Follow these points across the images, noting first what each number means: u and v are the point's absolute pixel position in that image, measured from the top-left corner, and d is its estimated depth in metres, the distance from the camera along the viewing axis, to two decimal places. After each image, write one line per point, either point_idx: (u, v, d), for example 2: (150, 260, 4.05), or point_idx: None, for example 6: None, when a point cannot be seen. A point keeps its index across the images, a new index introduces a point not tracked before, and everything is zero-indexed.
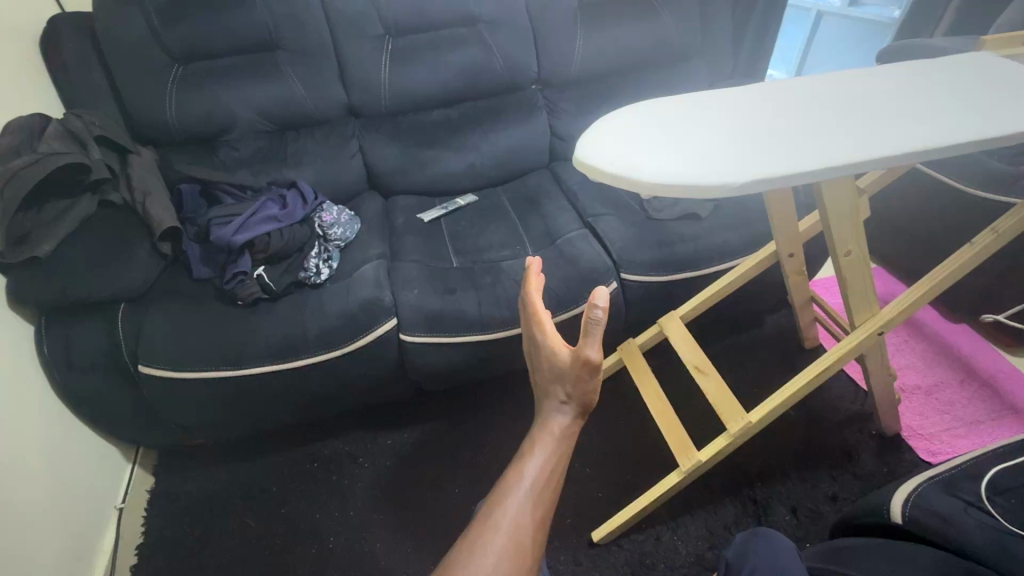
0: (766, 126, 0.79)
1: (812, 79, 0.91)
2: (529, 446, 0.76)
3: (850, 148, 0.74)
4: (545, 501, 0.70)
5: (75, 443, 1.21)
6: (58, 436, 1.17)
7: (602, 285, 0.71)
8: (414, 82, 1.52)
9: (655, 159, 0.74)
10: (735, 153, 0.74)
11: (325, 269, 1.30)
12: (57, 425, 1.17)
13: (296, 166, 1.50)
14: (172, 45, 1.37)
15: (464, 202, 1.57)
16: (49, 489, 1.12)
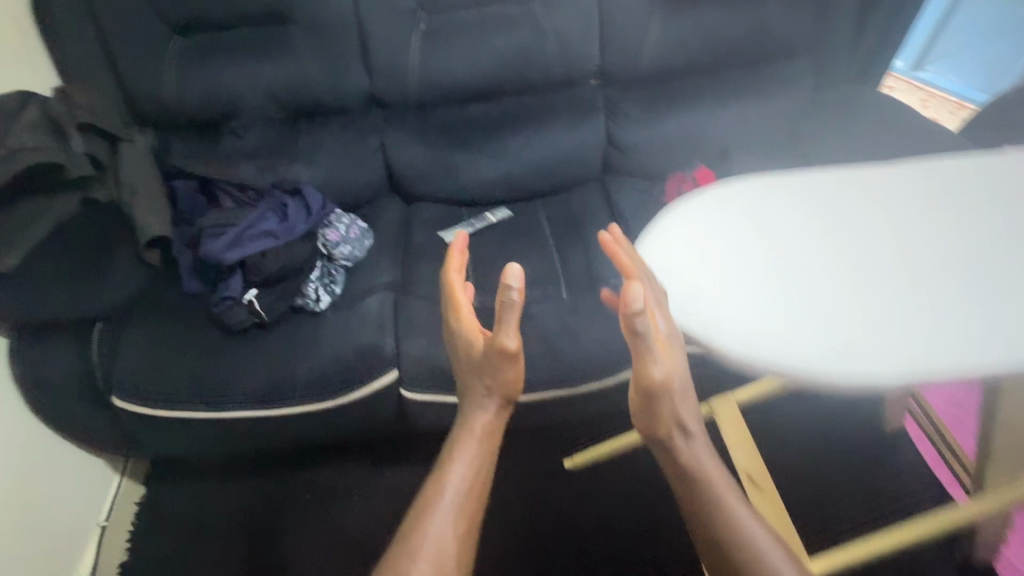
0: (876, 280, 0.68)
1: (925, 170, 0.77)
2: (452, 448, 0.85)
3: (981, 338, 0.62)
4: (471, 507, 0.81)
5: (55, 459, 1.15)
6: (33, 455, 1.10)
7: (514, 263, 0.72)
8: (448, 72, 1.27)
9: (728, 314, 0.67)
10: (826, 321, 0.65)
11: (325, 297, 1.12)
12: (31, 443, 1.10)
13: (307, 163, 1.30)
14: (171, 13, 1.17)
15: (496, 219, 1.35)
16: (20, 512, 1.06)
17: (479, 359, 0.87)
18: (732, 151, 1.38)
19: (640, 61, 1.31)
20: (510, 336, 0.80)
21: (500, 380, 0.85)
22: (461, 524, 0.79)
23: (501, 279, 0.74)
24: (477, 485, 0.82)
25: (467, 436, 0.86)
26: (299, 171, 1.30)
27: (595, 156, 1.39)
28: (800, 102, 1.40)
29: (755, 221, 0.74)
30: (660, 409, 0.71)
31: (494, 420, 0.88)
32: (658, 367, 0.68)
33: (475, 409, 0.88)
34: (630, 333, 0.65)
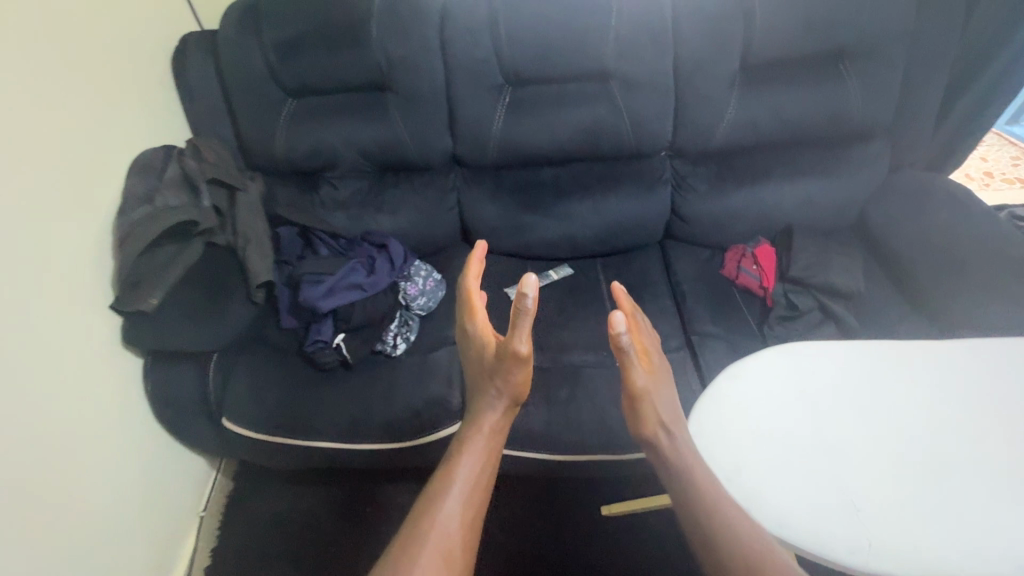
0: (906, 472, 0.77)
1: (960, 369, 0.87)
2: (462, 443, 1.01)
3: (1000, 546, 0.70)
4: (476, 495, 0.95)
5: (170, 458, 1.36)
6: (154, 456, 1.30)
7: (530, 274, 0.91)
8: (526, 141, 1.36)
9: (772, 488, 0.77)
10: (859, 507, 0.74)
11: (400, 345, 1.26)
12: (153, 447, 1.30)
13: (391, 214, 1.44)
14: (288, 81, 1.31)
15: (558, 275, 1.45)
16: (141, 504, 1.26)
17: (489, 365, 1.05)
18: (794, 229, 1.40)
19: (712, 139, 1.35)
20: (521, 342, 0.98)
21: (509, 381, 1.02)
22: (467, 507, 0.92)
23: (518, 289, 0.92)
24: (482, 474, 0.97)
25: (476, 431, 1.02)
26: (384, 222, 1.43)
27: (658, 223, 1.45)
28: (872, 184, 1.41)
29: (797, 398, 0.84)
30: (642, 409, 0.91)
31: (500, 419, 1.04)
32: (637, 374, 0.92)
33: (485, 409, 1.04)
34: (617, 348, 0.91)
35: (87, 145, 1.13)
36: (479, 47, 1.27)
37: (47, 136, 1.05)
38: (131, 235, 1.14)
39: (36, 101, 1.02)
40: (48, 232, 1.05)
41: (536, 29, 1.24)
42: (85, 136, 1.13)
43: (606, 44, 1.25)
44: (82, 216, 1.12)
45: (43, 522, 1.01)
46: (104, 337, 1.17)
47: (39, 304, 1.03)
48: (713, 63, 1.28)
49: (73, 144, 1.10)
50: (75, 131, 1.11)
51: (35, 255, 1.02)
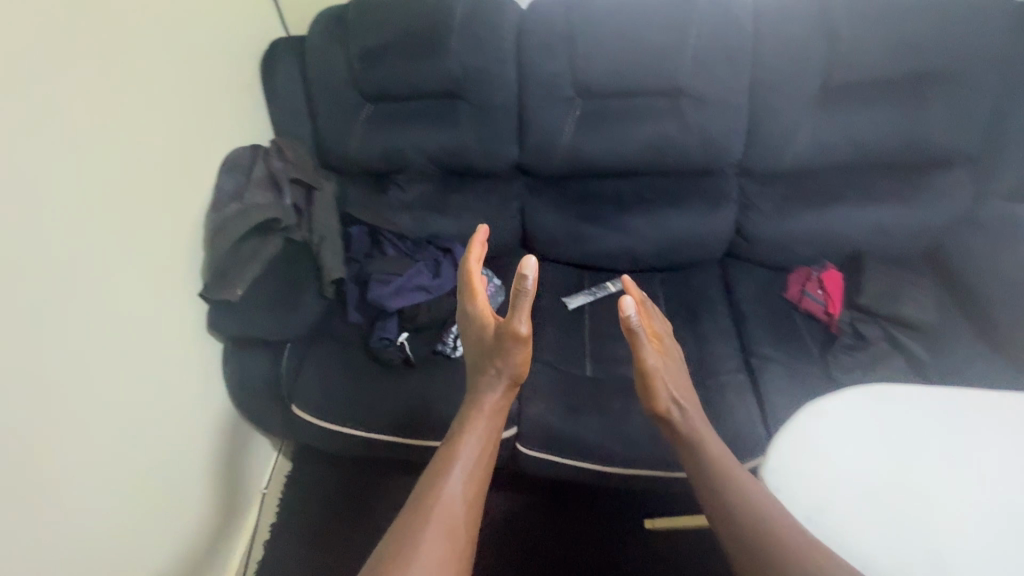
0: (996, 522, 0.75)
1: None
2: (463, 423, 1.04)
3: None
4: (476, 474, 0.99)
5: (240, 437, 1.45)
6: (228, 434, 1.39)
7: (530, 257, 0.91)
8: (593, 154, 1.37)
9: (859, 524, 0.75)
10: (951, 554, 0.72)
11: (460, 347, 1.31)
12: (227, 426, 1.39)
13: (455, 218, 1.48)
14: (367, 87, 1.37)
15: (615, 287, 1.46)
16: (214, 479, 1.35)
17: (490, 346, 1.07)
18: (864, 255, 1.37)
19: (783, 160, 1.33)
20: (522, 323, 1.01)
21: (510, 362, 1.05)
22: (469, 486, 0.96)
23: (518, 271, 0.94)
24: (483, 452, 1.01)
25: (477, 412, 1.05)
26: (448, 226, 1.48)
27: (720, 241, 1.44)
28: (951, 213, 1.36)
29: (876, 442, 0.82)
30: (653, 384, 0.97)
31: (501, 399, 1.07)
32: (651, 355, 0.97)
33: (486, 390, 1.07)
34: (628, 330, 0.96)
35: (185, 143, 1.22)
36: (554, 61, 1.29)
37: (154, 134, 1.13)
38: (222, 230, 1.22)
39: (145, 101, 1.11)
40: (154, 222, 1.13)
41: (612, 44, 1.25)
42: (184, 135, 1.22)
43: (682, 61, 1.25)
44: (180, 209, 1.21)
45: (138, 488, 1.10)
46: (193, 321, 1.25)
47: (145, 288, 1.11)
48: (790, 84, 1.26)
49: (173, 142, 1.19)
50: (176, 130, 1.19)
51: (143, 242, 1.11)
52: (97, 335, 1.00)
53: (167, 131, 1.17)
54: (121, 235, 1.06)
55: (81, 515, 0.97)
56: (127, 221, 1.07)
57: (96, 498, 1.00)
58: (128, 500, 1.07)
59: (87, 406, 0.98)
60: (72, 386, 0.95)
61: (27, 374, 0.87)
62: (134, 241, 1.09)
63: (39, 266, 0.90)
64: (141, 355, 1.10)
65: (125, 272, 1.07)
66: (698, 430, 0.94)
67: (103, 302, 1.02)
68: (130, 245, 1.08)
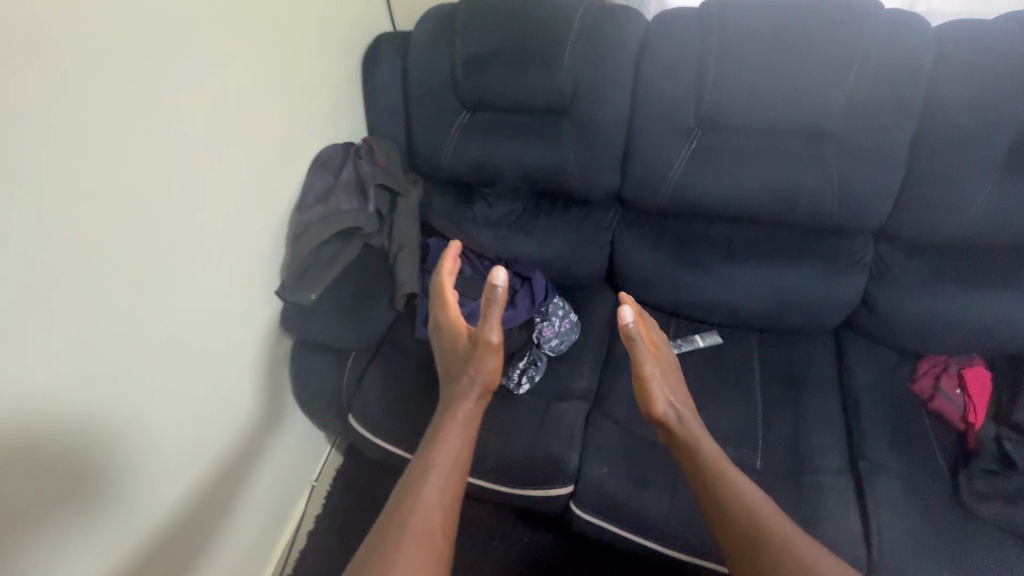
0: None
1: None
2: (436, 429, 1.00)
3: None
4: (452, 483, 0.94)
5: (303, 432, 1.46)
6: (292, 429, 1.40)
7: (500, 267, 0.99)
8: (705, 194, 1.22)
9: None
10: None
11: (525, 386, 1.22)
12: (293, 421, 1.40)
13: (539, 242, 1.38)
14: (467, 94, 1.29)
15: (704, 342, 1.31)
16: (274, 473, 1.35)
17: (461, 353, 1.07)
18: None
19: (940, 230, 1.11)
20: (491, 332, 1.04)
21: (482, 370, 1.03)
22: (443, 495, 0.92)
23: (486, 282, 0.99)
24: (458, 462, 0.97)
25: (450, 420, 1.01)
26: (531, 249, 1.39)
27: (839, 310, 1.24)
28: None
29: None
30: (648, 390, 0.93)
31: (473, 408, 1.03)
32: (649, 362, 0.94)
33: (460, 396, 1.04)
34: (625, 337, 0.93)
35: (281, 134, 1.19)
36: (678, 87, 1.14)
37: (254, 121, 1.10)
38: (306, 234, 1.20)
39: (249, 87, 1.07)
40: (241, 207, 1.10)
41: (751, 74, 1.08)
42: (281, 126, 1.18)
43: (836, 102, 1.06)
44: (268, 202, 1.18)
45: (198, 467, 1.10)
46: (268, 314, 1.23)
47: (225, 271, 1.09)
48: (971, 140, 1.03)
49: (271, 133, 1.16)
50: (274, 122, 1.16)
51: (230, 227, 1.08)
52: (176, 311, 0.98)
53: (265, 119, 1.13)
54: (211, 217, 1.03)
55: (138, 485, 0.96)
56: (218, 203, 1.04)
57: (155, 470, 0.99)
58: (185, 477, 1.07)
59: (156, 379, 0.96)
60: (145, 359, 0.93)
61: (103, 342, 0.85)
62: (221, 225, 1.06)
63: (129, 236, 0.87)
64: (216, 336, 1.09)
65: (210, 254, 1.04)
66: (694, 434, 0.92)
67: (184, 278, 0.99)
68: (218, 228, 1.05)
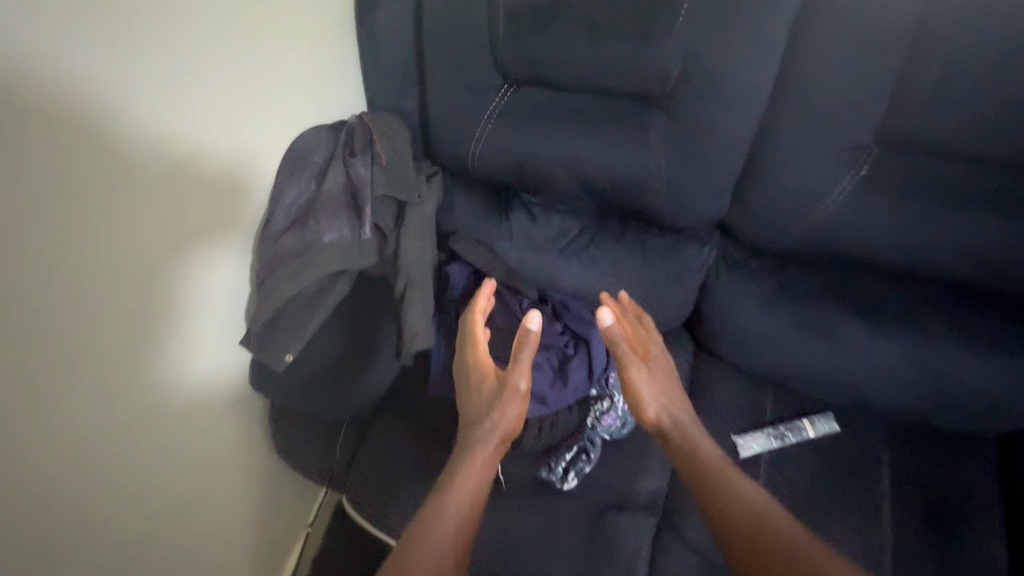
0: None
1: None
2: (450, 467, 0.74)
3: None
4: (469, 536, 0.67)
5: (292, 491, 1.14)
6: (277, 494, 1.10)
7: (535, 312, 0.82)
8: (861, 242, 0.83)
9: None
10: None
11: (572, 482, 0.92)
12: (281, 485, 1.10)
13: (598, 278, 1.00)
14: (511, 65, 0.86)
15: (814, 431, 0.96)
16: (244, 558, 1.02)
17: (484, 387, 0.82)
18: None
19: None
20: (522, 376, 0.78)
21: (508, 408, 0.77)
22: (457, 553, 0.64)
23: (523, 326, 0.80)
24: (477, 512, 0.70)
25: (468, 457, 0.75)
26: (586, 288, 1.01)
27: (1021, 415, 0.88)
28: None
29: None
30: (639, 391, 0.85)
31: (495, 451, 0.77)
32: (634, 367, 0.85)
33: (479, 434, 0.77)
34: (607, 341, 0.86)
35: (240, 119, 0.81)
36: (854, 80, 0.72)
37: (204, 89, 0.74)
38: (274, 283, 0.84)
39: (195, 39, 0.71)
40: (207, 179, 0.78)
41: (992, 66, 0.66)
42: (239, 108, 0.80)
43: None
44: (213, 208, 0.81)
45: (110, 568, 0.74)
46: (229, 374, 0.90)
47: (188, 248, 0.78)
48: None
49: (224, 118, 0.78)
50: (227, 102, 0.78)
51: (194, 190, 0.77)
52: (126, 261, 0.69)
53: (214, 95, 0.76)
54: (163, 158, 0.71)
55: (71, 467, 0.66)
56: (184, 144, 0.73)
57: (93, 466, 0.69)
58: (121, 509, 0.74)
59: (100, 335, 0.67)
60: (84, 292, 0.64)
61: None
62: (175, 183, 0.73)
63: None
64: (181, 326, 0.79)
65: (158, 209, 0.72)
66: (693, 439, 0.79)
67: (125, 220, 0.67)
68: (170, 183, 0.73)
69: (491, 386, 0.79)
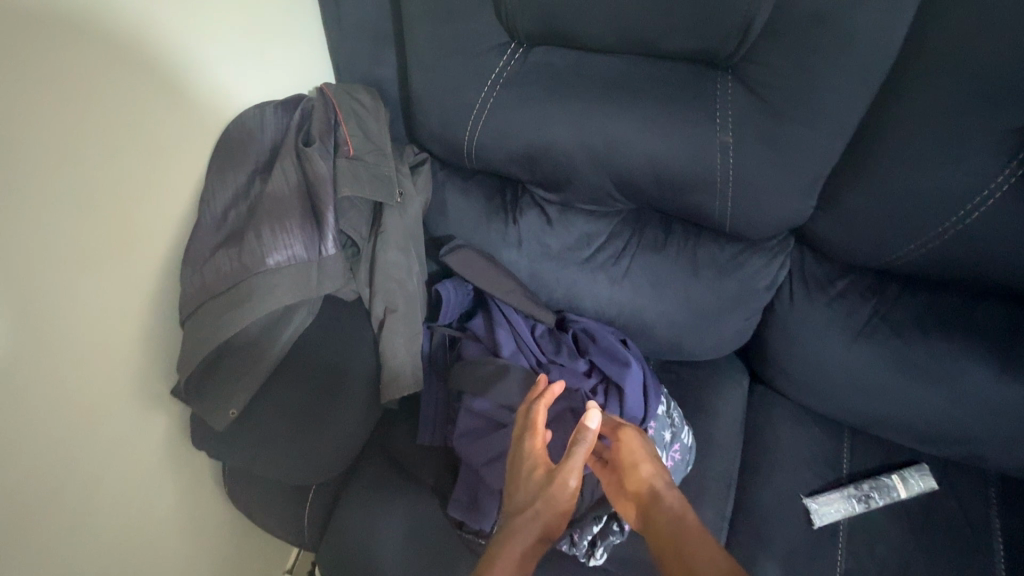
0: None
1: None
2: None
3: None
4: None
5: (260, 550, 0.95)
6: (239, 560, 0.90)
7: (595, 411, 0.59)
8: (1005, 260, 0.60)
9: None
10: None
11: (601, 559, 0.72)
12: (243, 552, 0.91)
13: (632, 299, 0.78)
14: (521, 14, 0.63)
15: (907, 491, 0.76)
16: None
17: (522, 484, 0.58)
18: None
19: None
20: (572, 473, 0.55)
21: (555, 504, 0.54)
22: None
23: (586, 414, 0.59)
24: None
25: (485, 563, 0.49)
26: (615, 311, 0.80)
27: None
28: None
29: None
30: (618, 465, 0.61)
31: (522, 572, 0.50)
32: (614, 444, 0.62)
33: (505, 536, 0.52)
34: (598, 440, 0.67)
35: (151, 94, 0.59)
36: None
37: (101, 50, 0.53)
38: (203, 320, 0.64)
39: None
40: (116, 160, 0.56)
41: None
42: (150, 78, 0.58)
43: None
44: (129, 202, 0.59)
45: None
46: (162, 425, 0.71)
47: (145, 257, 0.63)
48: None
49: (127, 93, 0.56)
50: (132, 69, 0.56)
51: (155, 185, 0.61)
52: (70, 243, 0.54)
53: (114, 58, 0.54)
54: (117, 131, 0.56)
55: None
56: (141, 123, 0.58)
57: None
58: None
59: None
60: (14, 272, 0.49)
61: None
62: (127, 168, 0.58)
63: None
64: (133, 352, 0.64)
65: (110, 195, 0.57)
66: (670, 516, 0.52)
67: (66, 192, 0.52)
68: (120, 166, 0.57)
69: (537, 477, 0.56)
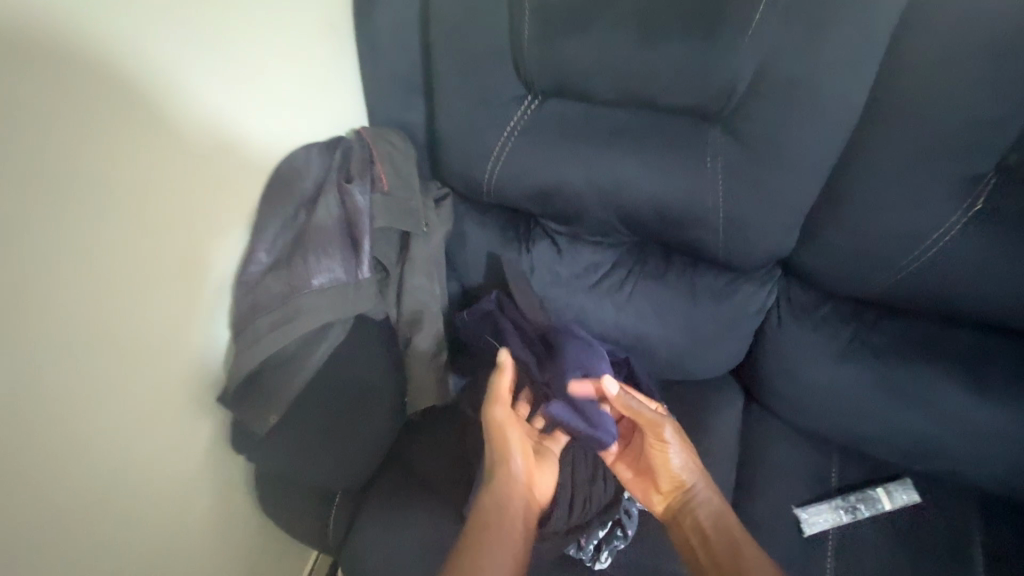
0: None
1: None
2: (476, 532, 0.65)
3: None
4: None
5: (283, 555, 1.01)
6: (264, 563, 0.96)
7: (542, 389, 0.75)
8: (966, 291, 0.68)
9: None
10: None
11: (606, 563, 0.78)
12: (268, 556, 0.97)
13: (634, 322, 0.86)
14: (537, 71, 0.73)
15: (891, 503, 0.82)
16: None
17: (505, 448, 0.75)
18: None
19: None
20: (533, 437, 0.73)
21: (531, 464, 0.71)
22: None
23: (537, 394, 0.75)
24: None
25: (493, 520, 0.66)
26: (619, 333, 0.88)
27: None
28: None
29: None
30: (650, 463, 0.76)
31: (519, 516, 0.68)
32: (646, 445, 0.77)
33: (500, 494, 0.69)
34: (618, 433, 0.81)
35: (216, 141, 0.68)
36: (973, 91, 0.57)
37: (178, 100, 0.62)
38: (252, 335, 0.71)
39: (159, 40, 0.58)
40: (179, 197, 0.65)
41: None
42: (216, 128, 0.68)
43: None
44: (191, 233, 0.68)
45: None
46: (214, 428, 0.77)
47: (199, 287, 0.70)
48: None
49: (195, 140, 0.66)
50: (203, 120, 0.66)
51: (212, 226, 0.70)
52: (135, 270, 0.62)
53: (192, 112, 0.65)
54: (181, 175, 0.65)
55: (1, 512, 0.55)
56: (202, 167, 0.67)
57: (47, 488, 0.58)
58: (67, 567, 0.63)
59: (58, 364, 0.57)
60: (81, 296, 0.57)
61: None
62: (192, 204, 0.67)
63: None
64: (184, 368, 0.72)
65: (173, 226, 0.65)
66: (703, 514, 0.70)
67: (145, 223, 0.62)
68: (186, 201, 0.66)
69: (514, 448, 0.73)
